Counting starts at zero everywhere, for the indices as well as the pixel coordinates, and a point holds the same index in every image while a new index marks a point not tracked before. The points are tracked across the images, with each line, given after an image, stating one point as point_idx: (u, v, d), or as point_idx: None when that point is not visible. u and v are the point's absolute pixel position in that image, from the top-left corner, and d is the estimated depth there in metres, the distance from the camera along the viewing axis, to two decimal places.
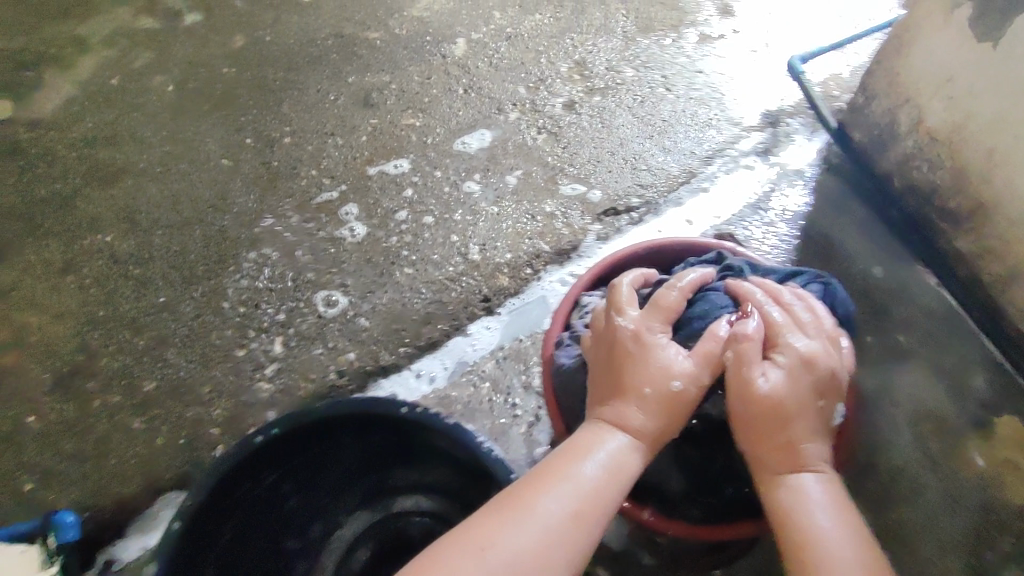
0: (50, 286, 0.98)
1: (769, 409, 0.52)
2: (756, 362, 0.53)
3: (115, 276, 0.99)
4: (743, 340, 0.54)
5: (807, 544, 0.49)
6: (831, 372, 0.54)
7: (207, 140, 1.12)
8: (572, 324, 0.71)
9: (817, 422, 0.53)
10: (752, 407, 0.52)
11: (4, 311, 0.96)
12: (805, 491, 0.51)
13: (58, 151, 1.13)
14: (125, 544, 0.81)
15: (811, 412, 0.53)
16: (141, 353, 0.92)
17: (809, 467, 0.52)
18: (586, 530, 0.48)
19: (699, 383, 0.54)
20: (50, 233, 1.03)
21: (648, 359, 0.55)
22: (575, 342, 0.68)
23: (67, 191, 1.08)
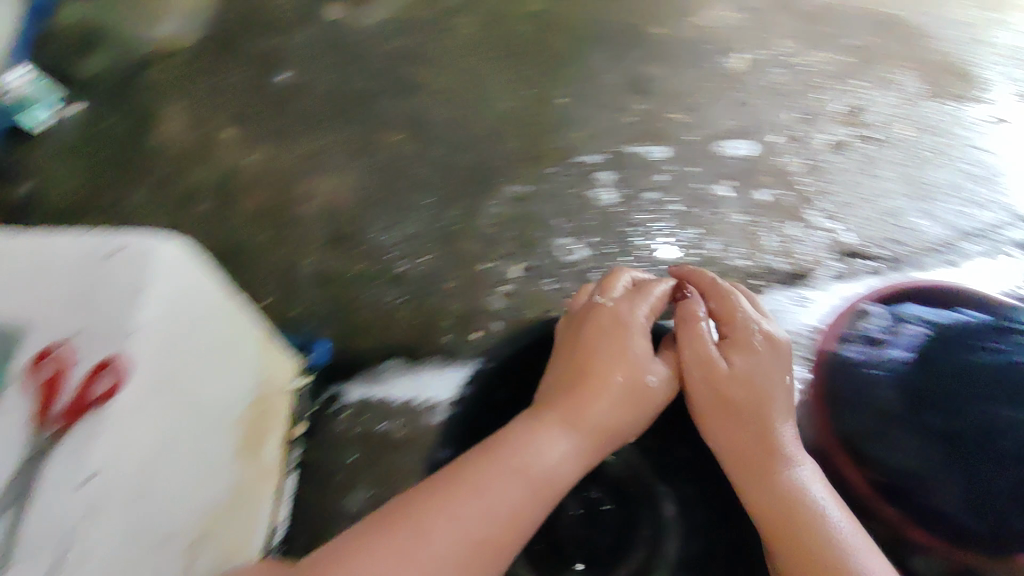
0: (343, 163, 1.14)
1: (743, 387, 0.72)
2: (707, 338, 0.76)
3: (395, 170, 1.14)
4: (694, 326, 0.77)
5: (808, 517, 0.64)
6: (774, 341, 0.75)
7: (493, 82, 1.25)
8: (857, 326, 0.85)
9: (779, 399, 0.73)
10: (723, 389, 0.73)
11: (305, 171, 1.14)
12: (804, 478, 0.68)
13: (371, 55, 1.29)
14: (352, 386, 0.95)
15: (767, 436, 0.70)
16: (402, 239, 1.05)
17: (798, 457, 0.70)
18: (537, 502, 0.62)
19: (666, 386, 0.74)
20: (353, 121, 1.20)
21: (617, 345, 0.73)
22: (856, 343, 0.84)
23: (371, 91, 1.24)
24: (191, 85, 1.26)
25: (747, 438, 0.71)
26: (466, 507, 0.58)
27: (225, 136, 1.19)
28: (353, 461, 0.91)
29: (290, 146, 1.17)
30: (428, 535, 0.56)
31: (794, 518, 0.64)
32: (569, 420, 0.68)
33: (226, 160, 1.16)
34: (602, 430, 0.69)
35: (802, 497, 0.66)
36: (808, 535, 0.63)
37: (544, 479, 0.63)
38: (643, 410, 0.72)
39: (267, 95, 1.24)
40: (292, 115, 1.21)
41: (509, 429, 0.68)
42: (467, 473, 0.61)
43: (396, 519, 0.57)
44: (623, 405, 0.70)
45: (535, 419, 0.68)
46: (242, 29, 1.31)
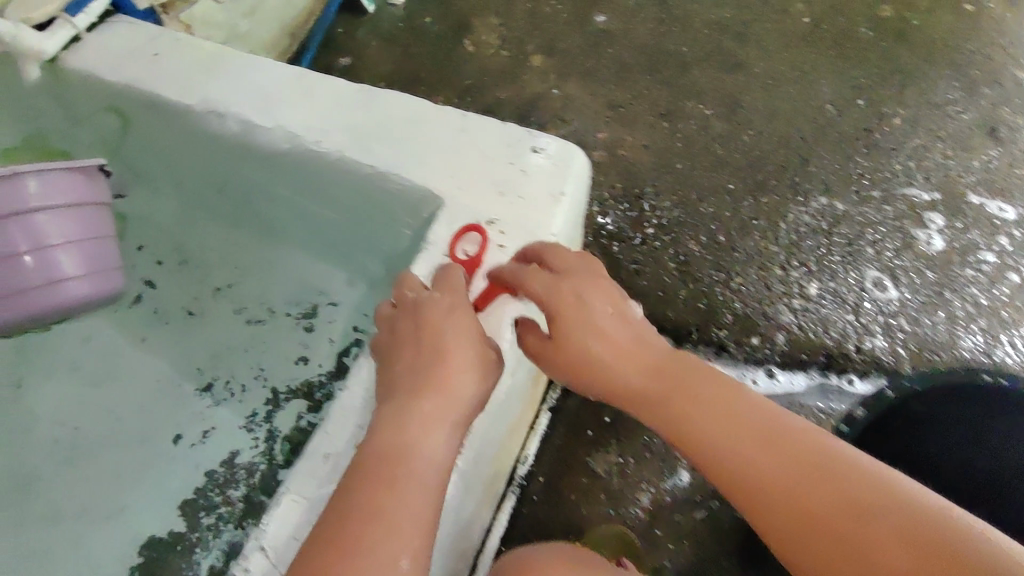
0: (649, 121, 1.08)
1: (600, 353, 0.52)
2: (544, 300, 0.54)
3: (701, 144, 1.06)
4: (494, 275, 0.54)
5: (715, 434, 0.46)
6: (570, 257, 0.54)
7: (821, 82, 1.12)
8: None
9: (623, 314, 0.53)
10: (586, 354, 0.52)
11: (608, 119, 1.09)
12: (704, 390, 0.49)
13: (695, 20, 1.20)
14: None
15: (626, 340, 0.52)
16: (696, 217, 0.99)
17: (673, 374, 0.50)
18: (436, 468, 0.46)
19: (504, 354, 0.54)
20: (665, 80, 1.12)
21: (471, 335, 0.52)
22: None
23: (689, 57, 1.15)
24: (511, 3, 1.24)
25: (628, 370, 0.51)
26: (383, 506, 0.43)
27: (534, 61, 1.16)
28: (608, 421, 0.83)
29: (598, 90, 1.12)
30: (402, 497, 0.44)
31: (676, 401, 0.49)
32: (434, 419, 0.48)
33: (532, 86, 1.14)
34: (427, 350, 0.51)
35: (731, 405, 0.47)
36: (782, 490, 0.42)
37: (417, 459, 0.46)
38: (453, 365, 0.50)
39: (584, 33, 1.19)
40: (604, 59, 1.16)
41: (386, 417, 0.49)
42: (379, 462, 0.46)
43: (337, 547, 0.41)
44: (407, 323, 0.53)
45: (405, 402, 0.49)
46: None
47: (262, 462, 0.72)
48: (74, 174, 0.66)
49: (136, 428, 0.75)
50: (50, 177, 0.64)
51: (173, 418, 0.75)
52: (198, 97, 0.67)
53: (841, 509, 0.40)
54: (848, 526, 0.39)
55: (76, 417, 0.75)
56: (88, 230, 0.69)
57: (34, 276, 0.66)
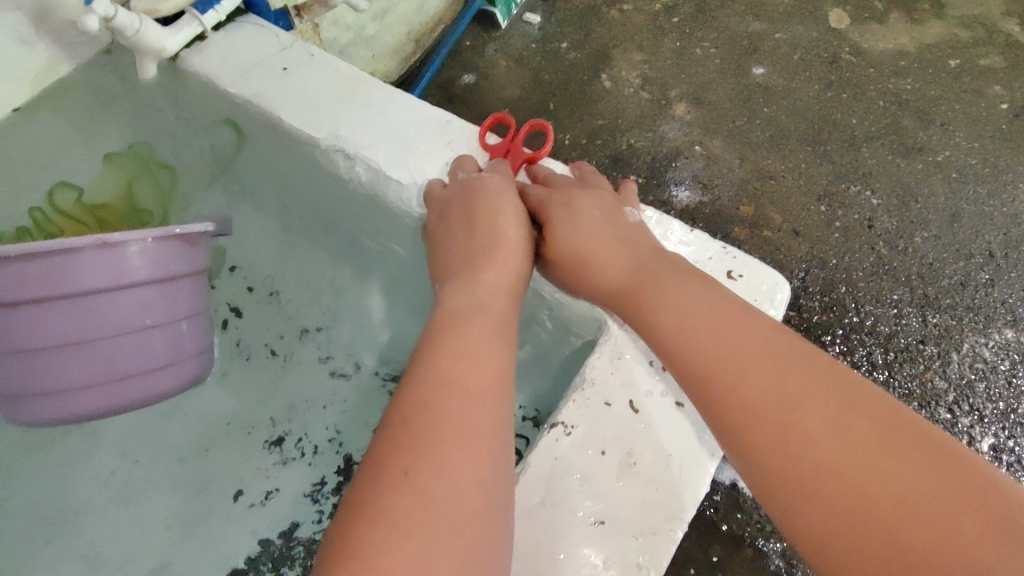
0: (803, 202, 0.94)
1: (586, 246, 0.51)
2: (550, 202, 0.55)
3: (863, 239, 0.91)
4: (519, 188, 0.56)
5: (732, 371, 0.41)
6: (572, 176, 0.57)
7: (1015, 186, 0.95)
8: None
9: (613, 213, 0.53)
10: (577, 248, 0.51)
11: (757, 190, 0.95)
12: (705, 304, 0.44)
13: (869, 88, 1.04)
14: (726, 464, 0.74)
15: (615, 243, 0.50)
16: (848, 327, 0.85)
17: (669, 285, 0.46)
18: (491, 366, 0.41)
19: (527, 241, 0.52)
20: (828, 156, 0.97)
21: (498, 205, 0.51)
22: None
23: (859, 132, 1.00)
24: (658, 38, 1.11)
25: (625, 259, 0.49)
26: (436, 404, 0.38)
27: (678, 109, 1.03)
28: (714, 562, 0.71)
29: (750, 154, 0.98)
30: (448, 404, 0.38)
31: (663, 294, 0.46)
32: (495, 337, 0.44)
33: (673, 138, 1.01)
34: (481, 244, 0.50)
35: (733, 320, 0.43)
36: (814, 428, 0.37)
37: (470, 352, 0.42)
38: (501, 261, 0.49)
39: (739, 85, 1.05)
40: (759, 119, 1.01)
41: (450, 309, 0.46)
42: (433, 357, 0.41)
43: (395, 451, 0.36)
44: (462, 206, 0.51)
45: (470, 277, 0.48)
46: (727, 5, 1.14)
47: None
48: (180, 237, 0.50)
49: (196, 474, 0.68)
50: (159, 246, 0.48)
51: (238, 471, 0.68)
52: (325, 132, 0.57)
53: (862, 425, 0.36)
54: (865, 450, 0.35)
55: (135, 450, 0.68)
56: (175, 312, 0.52)
57: (105, 370, 0.49)
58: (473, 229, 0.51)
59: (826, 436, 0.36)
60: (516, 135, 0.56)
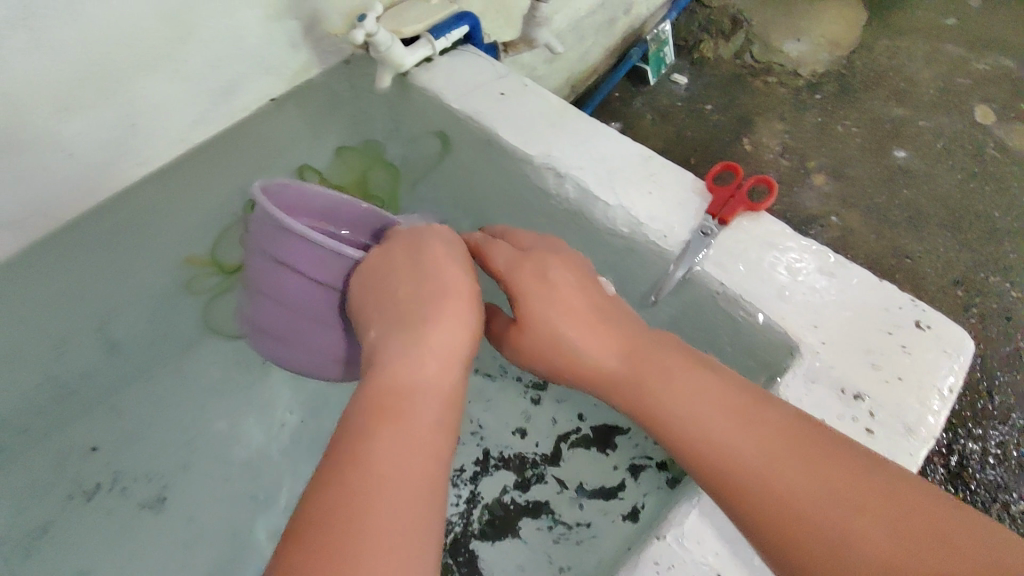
0: (940, 284, 0.95)
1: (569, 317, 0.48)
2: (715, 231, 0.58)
3: (1000, 329, 0.91)
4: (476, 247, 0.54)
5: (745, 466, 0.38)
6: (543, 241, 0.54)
7: None
8: None
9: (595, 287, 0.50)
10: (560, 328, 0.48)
11: (892, 266, 0.97)
12: (693, 391, 0.42)
13: (1013, 185, 1.06)
14: None
15: (595, 314, 0.48)
16: (981, 415, 0.85)
17: (661, 373, 0.44)
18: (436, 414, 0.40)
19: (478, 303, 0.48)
20: (968, 243, 0.99)
21: (444, 263, 0.49)
22: None
23: (1001, 226, 1.01)
24: (800, 112, 1.17)
25: (617, 331, 0.47)
26: (382, 435, 0.37)
27: (817, 180, 1.07)
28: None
29: (887, 232, 1.01)
30: (397, 454, 0.36)
31: (660, 380, 0.44)
32: (440, 410, 0.40)
33: (809, 207, 1.04)
34: (419, 299, 0.46)
35: (727, 404, 0.41)
36: (832, 518, 0.35)
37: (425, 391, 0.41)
38: (454, 309, 0.46)
39: (879, 166, 1.08)
40: (898, 199, 1.04)
41: (374, 374, 0.42)
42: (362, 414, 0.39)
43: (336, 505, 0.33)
44: (405, 252, 0.51)
45: (400, 336, 0.44)
46: (869, 89, 1.19)
47: (459, 526, 0.73)
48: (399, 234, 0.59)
49: None
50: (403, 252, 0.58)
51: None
52: (540, 151, 0.65)
53: (881, 507, 0.35)
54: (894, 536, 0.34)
55: (307, 411, 0.76)
56: None
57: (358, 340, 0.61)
58: (415, 285, 0.47)
59: (854, 533, 0.34)
60: (742, 187, 0.58)
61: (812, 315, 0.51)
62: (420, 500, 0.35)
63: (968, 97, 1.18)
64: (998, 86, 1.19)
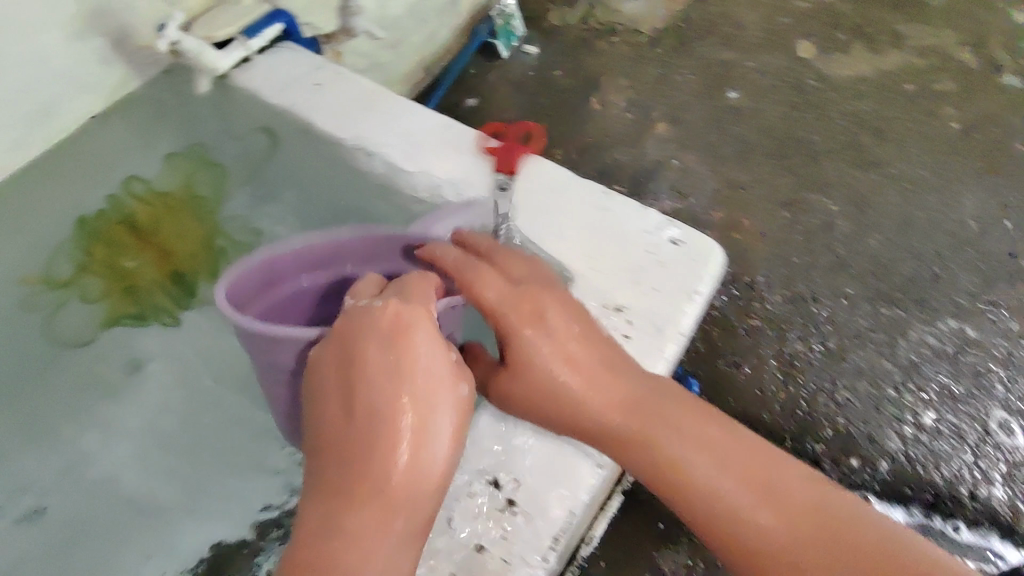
0: (769, 208, 1.05)
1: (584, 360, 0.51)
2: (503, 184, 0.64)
3: (821, 241, 1.01)
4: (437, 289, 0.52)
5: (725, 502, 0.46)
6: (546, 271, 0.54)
7: (966, 191, 1.05)
8: None
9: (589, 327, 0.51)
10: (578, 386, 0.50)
11: (727, 196, 1.07)
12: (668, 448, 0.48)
13: (831, 109, 1.17)
14: None
15: (597, 371, 0.51)
16: (807, 318, 0.94)
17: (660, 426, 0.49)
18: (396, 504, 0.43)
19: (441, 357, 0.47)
20: (791, 168, 1.10)
21: (395, 329, 0.46)
22: None
23: (820, 148, 1.12)
24: (642, 67, 1.27)
25: (586, 387, 0.50)
26: (348, 536, 0.42)
27: (658, 129, 1.17)
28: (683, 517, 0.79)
29: (721, 166, 1.11)
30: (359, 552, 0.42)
31: (662, 426, 0.49)
32: (403, 499, 0.43)
33: (650, 152, 1.14)
34: (366, 388, 0.45)
35: (700, 458, 0.47)
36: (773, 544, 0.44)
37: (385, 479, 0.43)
38: (394, 385, 0.44)
39: (713, 107, 1.20)
40: (730, 135, 1.15)
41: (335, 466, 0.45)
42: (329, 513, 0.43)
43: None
44: (346, 333, 0.47)
45: (356, 427, 0.45)
46: (703, 37, 1.30)
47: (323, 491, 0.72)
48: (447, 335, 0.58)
49: (231, 434, 0.78)
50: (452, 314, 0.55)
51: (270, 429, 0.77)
52: (349, 133, 0.70)
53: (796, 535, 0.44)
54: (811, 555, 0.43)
55: (186, 411, 0.80)
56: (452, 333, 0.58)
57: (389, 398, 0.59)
58: (377, 367, 0.45)
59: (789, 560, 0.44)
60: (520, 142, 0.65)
61: (579, 251, 0.58)
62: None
63: (790, 36, 1.29)
64: (817, 21, 1.30)
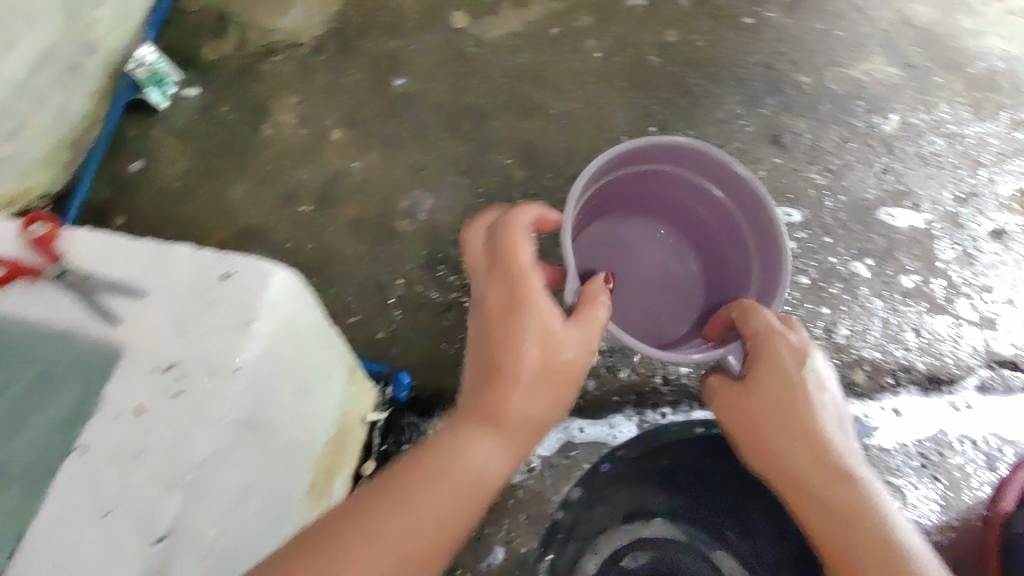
0: (451, 180, 1.10)
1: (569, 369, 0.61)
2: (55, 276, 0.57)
3: (502, 198, 1.08)
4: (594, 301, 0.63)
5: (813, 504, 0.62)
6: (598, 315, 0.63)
7: (615, 113, 1.17)
8: None
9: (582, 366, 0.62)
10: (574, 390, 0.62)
11: (410, 183, 1.10)
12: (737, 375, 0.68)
13: (491, 71, 1.23)
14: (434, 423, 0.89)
15: (771, 378, 0.65)
16: None
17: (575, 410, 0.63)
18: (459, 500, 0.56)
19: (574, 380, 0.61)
20: (465, 136, 1.15)
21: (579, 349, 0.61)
22: None
23: (487, 108, 1.19)
24: (309, 79, 1.25)
25: (765, 391, 0.65)
26: (425, 496, 0.55)
27: (334, 135, 1.16)
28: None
29: (398, 154, 1.13)
30: (417, 512, 0.54)
31: (767, 428, 0.64)
32: (472, 491, 0.56)
33: (332, 161, 1.13)
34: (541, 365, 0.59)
35: (787, 428, 0.63)
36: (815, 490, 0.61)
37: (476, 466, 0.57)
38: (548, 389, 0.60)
39: (384, 99, 1.21)
40: (405, 122, 1.18)
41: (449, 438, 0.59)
42: (424, 476, 0.56)
43: (370, 524, 0.52)
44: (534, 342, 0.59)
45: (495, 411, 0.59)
46: (364, 32, 1.30)
47: None
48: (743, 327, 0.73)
49: None
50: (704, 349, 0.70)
51: None
52: None
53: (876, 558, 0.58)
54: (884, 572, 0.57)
55: None
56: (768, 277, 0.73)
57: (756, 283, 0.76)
58: (538, 354, 0.59)
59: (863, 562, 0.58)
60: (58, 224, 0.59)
61: (131, 331, 0.54)
62: (415, 559, 0.53)
63: (442, 9, 1.32)
64: None
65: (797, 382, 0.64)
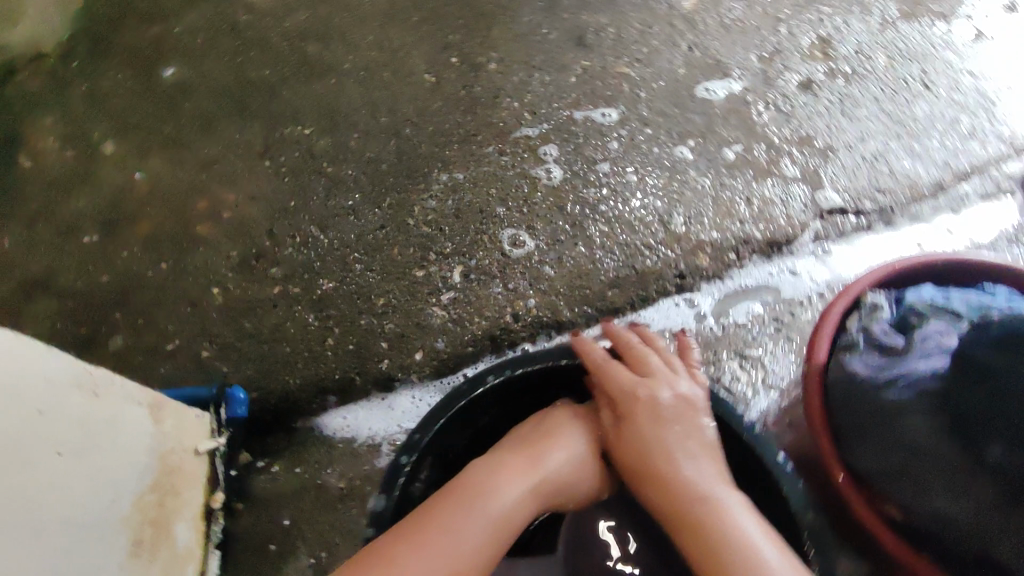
0: (249, 168, 0.99)
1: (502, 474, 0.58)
2: None
3: (309, 171, 0.97)
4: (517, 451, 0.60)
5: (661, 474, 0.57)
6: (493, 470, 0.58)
7: (413, 51, 1.07)
8: (847, 328, 0.62)
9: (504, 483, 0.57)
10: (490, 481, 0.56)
11: (205, 182, 0.98)
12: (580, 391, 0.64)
13: (271, 38, 1.11)
14: (330, 415, 0.83)
15: (628, 394, 0.62)
16: (324, 253, 0.91)
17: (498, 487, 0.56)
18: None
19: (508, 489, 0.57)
20: (255, 116, 1.03)
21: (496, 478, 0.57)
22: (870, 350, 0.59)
23: (274, 78, 1.06)
24: (62, 92, 1.08)
25: (638, 396, 0.62)
26: None
27: (107, 150, 1.02)
28: (286, 525, 0.78)
29: (185, 154, 1.01)
30: None
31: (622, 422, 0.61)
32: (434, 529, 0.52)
33: (110, 180, 0.99)
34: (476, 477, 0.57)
35: (638, 427, 0.60)
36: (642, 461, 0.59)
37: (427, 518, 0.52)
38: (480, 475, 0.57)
39: (156, 96, 1.06)
40: (184, 116, 1.04)
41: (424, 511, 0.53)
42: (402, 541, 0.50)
43: None
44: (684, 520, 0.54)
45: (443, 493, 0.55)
46: (119, 27, 1.14)
47: None
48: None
49: None
50: None
51: None
52: None
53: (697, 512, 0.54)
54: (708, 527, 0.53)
55: None
56: None
57: None
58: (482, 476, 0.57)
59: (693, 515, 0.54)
60: None
61: None
62: None
63: None
64: None
65: (647, 396, 0.62)
